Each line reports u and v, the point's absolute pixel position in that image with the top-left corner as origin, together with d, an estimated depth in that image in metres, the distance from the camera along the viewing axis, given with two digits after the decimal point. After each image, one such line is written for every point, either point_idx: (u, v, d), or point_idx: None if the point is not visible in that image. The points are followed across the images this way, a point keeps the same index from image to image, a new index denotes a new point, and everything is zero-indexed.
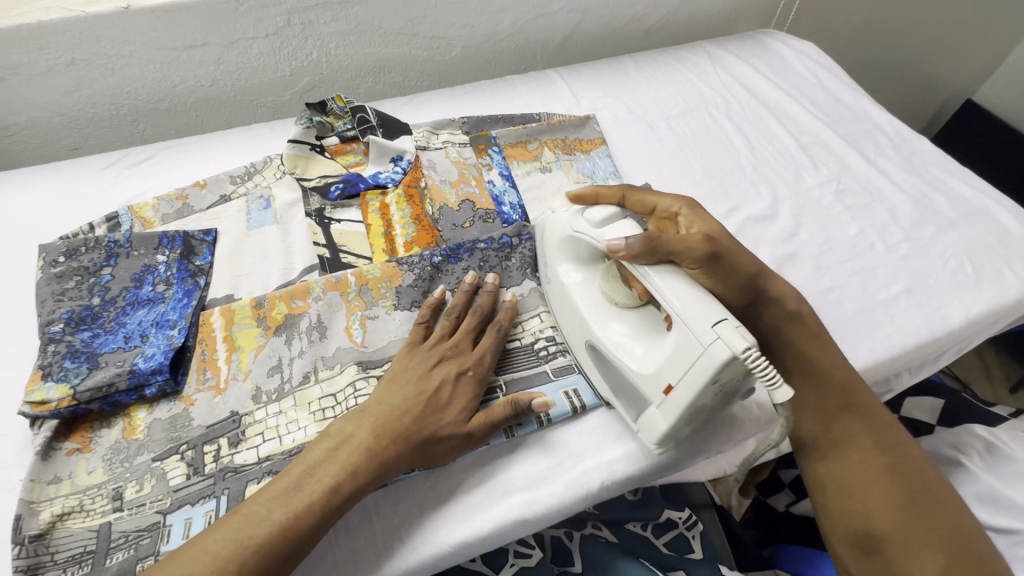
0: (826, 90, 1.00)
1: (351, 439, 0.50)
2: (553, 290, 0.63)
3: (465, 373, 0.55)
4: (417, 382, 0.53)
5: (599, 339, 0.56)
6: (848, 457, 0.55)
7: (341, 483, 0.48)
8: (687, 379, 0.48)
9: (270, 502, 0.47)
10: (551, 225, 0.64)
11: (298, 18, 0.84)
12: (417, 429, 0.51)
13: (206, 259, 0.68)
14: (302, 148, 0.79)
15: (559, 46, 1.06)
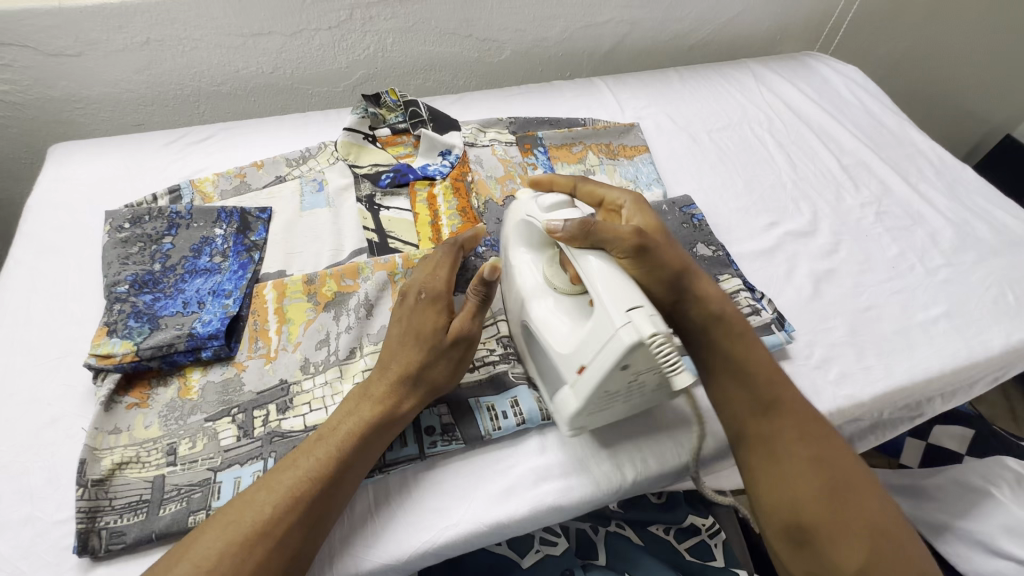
0: (868, 113, 1.01)
1: (363, 391, 0.52)
2: (505, 272, 0.61)
3: (419, 296, 0.54)
4: (396, 325, 0.54)
5: (530, 316, 0.56)
6: (776, 457, 0.50)
7: (356, 428, 0.49)
8: (600, 357, 0.48)
9: (283, 468, 0.47)
10: (508, 210, 0.62)
11: (360, 13, 0.87)
12: (412, 359, 0.52)
13: (261, 236, 0.71)
14: (355, 136, 0.81)
15: (605, 56, 1.08)
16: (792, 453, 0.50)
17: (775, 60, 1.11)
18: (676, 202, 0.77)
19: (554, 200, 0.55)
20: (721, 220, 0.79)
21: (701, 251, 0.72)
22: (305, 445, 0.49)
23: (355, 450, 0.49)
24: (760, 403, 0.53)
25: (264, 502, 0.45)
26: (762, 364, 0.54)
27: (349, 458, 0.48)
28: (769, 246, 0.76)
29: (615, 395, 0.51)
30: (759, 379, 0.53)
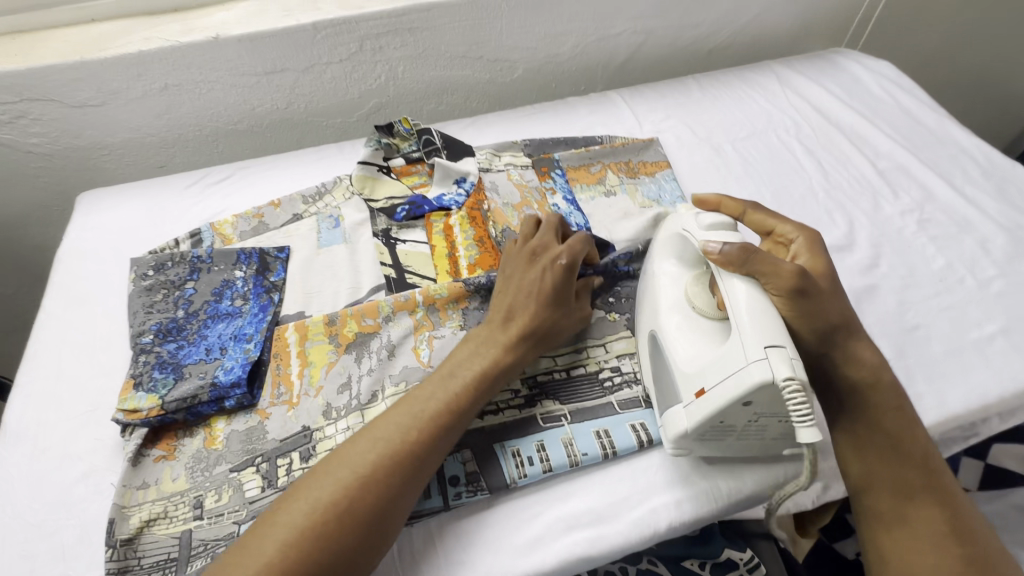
0: (905, 112, 0.95)
1: (488, 337, 0.57)
2: (648, 281, 0.61)
3: (559, 262, 0.60)
4: (522, 283, 0.59)
5: (659, 329, 0.56)
6: (915, 541, 0.49)
7: (488, 368, 0.55)
8: (722, 386, 0.48)
9: (394, 411, 0.52)
10: (668, 221, 0.63)
11: (370, 44, 0.87)
12: (540, 316, 0.58)
13: (280, 276, 0.71)
14: (370, 169, 0.81)
15: (620, 67, 1.05)
16: (933, 541, 0.48)
17: (798, 60, 1.07)
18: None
19: (715, 219, 0.55)
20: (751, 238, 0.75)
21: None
22: (412, 393, 0.53)
23: (471, 399, 0.53)
24: (904, 486, 0.51)
25: (371, 449, 0.49)
26: (916, 447, 0.52)
27: (457, 405, 0.53)
28: None
29: (729, 428, 0.51)
30: (909, 460, 0.51)
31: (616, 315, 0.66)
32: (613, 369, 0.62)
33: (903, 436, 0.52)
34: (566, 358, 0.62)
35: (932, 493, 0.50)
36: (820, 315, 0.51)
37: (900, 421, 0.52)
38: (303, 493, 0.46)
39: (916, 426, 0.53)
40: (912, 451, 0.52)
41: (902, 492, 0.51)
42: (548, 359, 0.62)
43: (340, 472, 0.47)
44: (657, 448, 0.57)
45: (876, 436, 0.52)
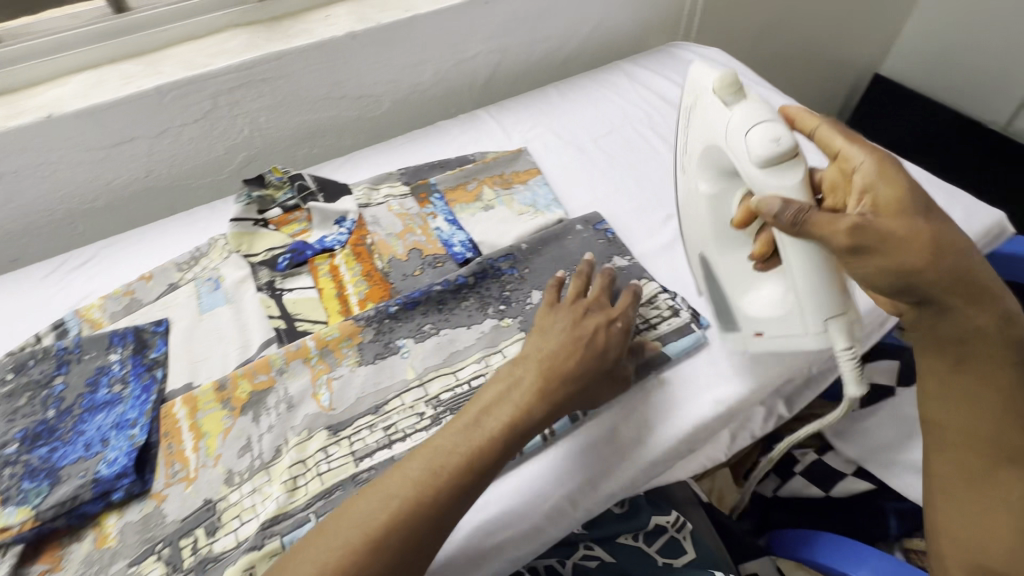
0: (737, 90, 1.06)
1: (521, 383, 0.56)
2: (687, 195, 0.67)
3: (610, 324, 0.61)
4: (572, 329, 0.60)
5: (715, 262, 0.64)
6: (986, 503, 0.52)
7: (517, 420, 0.54)
8: (788, 337, 0.58)
9: (410, 462, 0.51)
10: (703, 125, 0.61)
11: (224, 100, 0.86)
12: (576, 366, 0.57)
13: (161, 351, 0.68)
14: (245, 225, 0.80)
15: (484, 86, 1.10)
16: (1009, 504, 0.51)
17: (643, 57, 1.17)
18: (589, 220, 0.79)
19: (770, 150, 0.51)
20: (622, 225, 0.81)
21: (618, 263, 0.75)
22: (435, 437, 0.53)
23: (499, 449, 0.52)
24: (1009, 451, 0.52)
25: (382, 510, 0.48)
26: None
27: (482, 457, 0.52)
28: (671, 239, 0.79)
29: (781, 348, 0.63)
30: (1021, 424, 0.51)
31: (509, 320, 0.69)
32: None
33: (990, 406, 0.51)
34: (467, 371, 0.65)
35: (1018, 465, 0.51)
36: (886, 271, 0.47)
37: (1005, 387, 0.51)
38: (310, 550, 0.47)
39: (1022, 398, 0.51)
40: (1021, 419, 0.51)
41: (990, 464, 0.52)
42: (450, 377, 0.64)
43: (354, 527, 0.47)
44: (561, 438, 0.61)
45: (989, 396, 0.51)
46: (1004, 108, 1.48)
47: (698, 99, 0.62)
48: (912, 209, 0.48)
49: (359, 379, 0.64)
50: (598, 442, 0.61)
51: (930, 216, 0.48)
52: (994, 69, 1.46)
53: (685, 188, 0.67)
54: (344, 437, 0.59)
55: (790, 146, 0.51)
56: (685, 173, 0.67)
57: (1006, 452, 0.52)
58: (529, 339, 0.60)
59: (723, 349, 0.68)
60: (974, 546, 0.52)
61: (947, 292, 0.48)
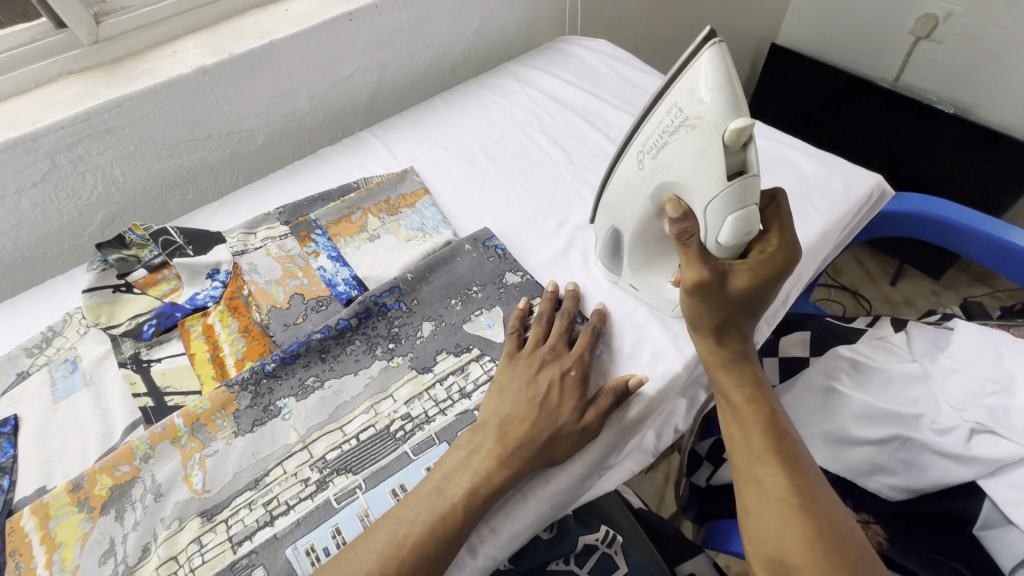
0: (625, 81, 1.05)
1: (480, 449, 0.54)
2: (630, 177, 0.61)
3: (568, 373, 0.59)
4: (529, 385, 0.58)
5: (620, 233, 0.65)
6: (761, 494, 0.52)
7: (477, 486, 0.52)
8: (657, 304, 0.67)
9: (372, 536, 0.50)
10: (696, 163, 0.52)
11: (64, 157, 0.78)
12: (535, 428, 0.55)
13: (8, 454, 0.60)
14: (103, 293, 0.73)
15: (369, 104, 1.05)
16: (777, 495, 0.51)
17: (531, 56, 1.14)
18: (477, 238, 0.75)
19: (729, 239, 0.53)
20: (514, 237, 0.78)
21: (511, 281, 0.72)
22: (398, 507, 0.52)
23: (462, 516, 0.51)
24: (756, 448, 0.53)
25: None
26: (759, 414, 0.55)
27: (448, 526, 0.51)
28: (564, 246, 0.77)
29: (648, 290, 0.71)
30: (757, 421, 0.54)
31: (399, 359, 0.65)
32: (404, 417, 0.61)
33: (746, 411, 0.55)
34: (355, 424, 0.60)
35: (786, 460, 0.52)
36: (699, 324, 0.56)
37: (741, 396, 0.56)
38: None
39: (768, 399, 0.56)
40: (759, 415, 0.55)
41: (756, 457, 0.53)
42: (336, 434, 0.60)
43: None
44: None
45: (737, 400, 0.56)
46: (891, 65, 1.54)
47: (695, 126, 0.52)
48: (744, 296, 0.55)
49: (235, 451, 0.58)
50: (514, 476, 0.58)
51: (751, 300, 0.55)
52: (878, 28, 1.51)
53: (633, 177, 0.60)
54: (221, 521, 0.54)
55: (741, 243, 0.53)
56: (639, 165, 0.59)
57: (758, 446, 0.53)
58: (490, 395, 0.59)
59: (631, 352, 0.65)
60: (765, 532, 0.50)
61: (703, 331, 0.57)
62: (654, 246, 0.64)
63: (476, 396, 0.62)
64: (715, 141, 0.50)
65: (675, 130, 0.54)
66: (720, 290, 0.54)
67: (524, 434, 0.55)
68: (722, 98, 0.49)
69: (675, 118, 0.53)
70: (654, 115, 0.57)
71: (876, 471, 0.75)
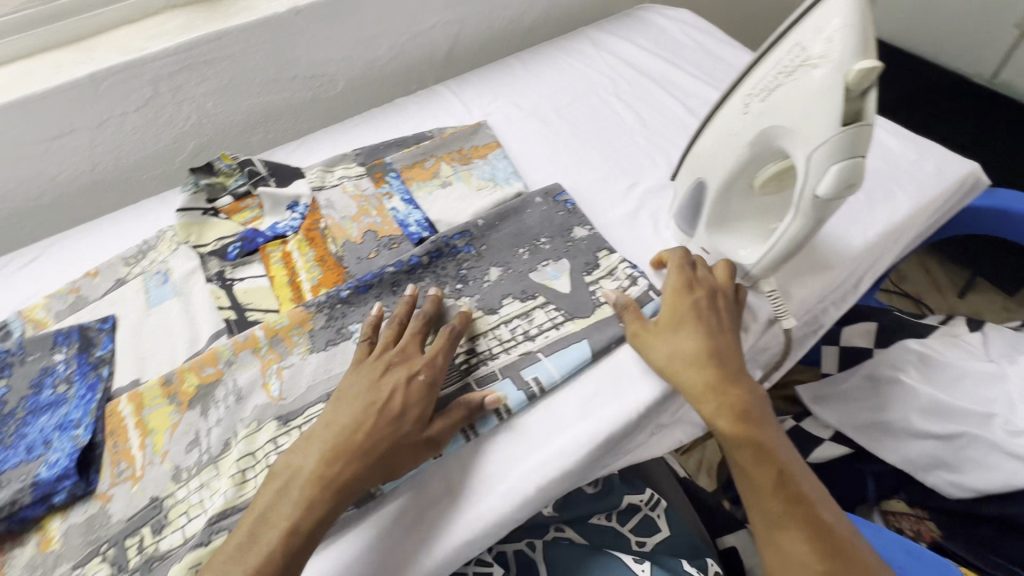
0: (706, 52, 1.02)
1: (301, 471, 0.50)
2: (726, 125, 0.56)
3: (415, 377, 0.55)
4: (367, 394, 0.54)
5: (705, 188, 0.60)
6: (786, 561, 0.48)
7: (304, 515, 0.48)
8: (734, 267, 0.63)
9: (240, 553, 0.47)
10: (813, 105, 0.47)
11: (165, 85, 0.82)
12: (395, 427, 0.53)
13: (107, 348, 0.66)
14: (194, 214, 0.77)
15: (445, 60, 1.06)
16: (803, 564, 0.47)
17: (609, 23, 1.12)
18: (548, 192, 0.76)
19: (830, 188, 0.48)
20: (583, 195, 0.79)
21: (579, 235, 0.72)
22: (274, 514, 0.48)
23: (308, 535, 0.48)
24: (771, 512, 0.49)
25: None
26: (769, 473, 0.50)
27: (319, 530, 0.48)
28: (633, 208, 0.76)
29: None
30: (765, 480, 0.50)
31: (466, 299, 0.67)
32: (469, 351, 0.62)
33: (752, 470, 0.51)
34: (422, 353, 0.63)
35: (800, 520, 0.48)
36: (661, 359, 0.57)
37: (749, 458, 0.51)
38: None
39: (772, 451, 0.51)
40: (765, 474, 0.50)
41: (769, 520, 0.49)
42: None
43: None
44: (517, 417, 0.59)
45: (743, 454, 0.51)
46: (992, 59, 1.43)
47: (819, 65, 0.46)
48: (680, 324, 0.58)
49: (309, 365, 0.62)
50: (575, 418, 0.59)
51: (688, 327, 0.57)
52: None
53: (731, 126, 0.55)
54: (295, 426, 0.58)
55: (841, 199, 0.49)
56: (743, 108, 0.54)
57: (774, 512, 0.49)
58: (339, 397, 0.55)
59: None
60: None
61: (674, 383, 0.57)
62: (735, 206, 0.60)
63: (540, 340, 0.63)
64: (836, 81, 0.45)
65: (792, 72, 0.49)
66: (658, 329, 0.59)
67: (353, 449, 0.51)
68: (852, 37, 0.44)
69: (794, 58, 0.48)
70: (771, 55, 0.51)
71: (937, 467, 0.73)
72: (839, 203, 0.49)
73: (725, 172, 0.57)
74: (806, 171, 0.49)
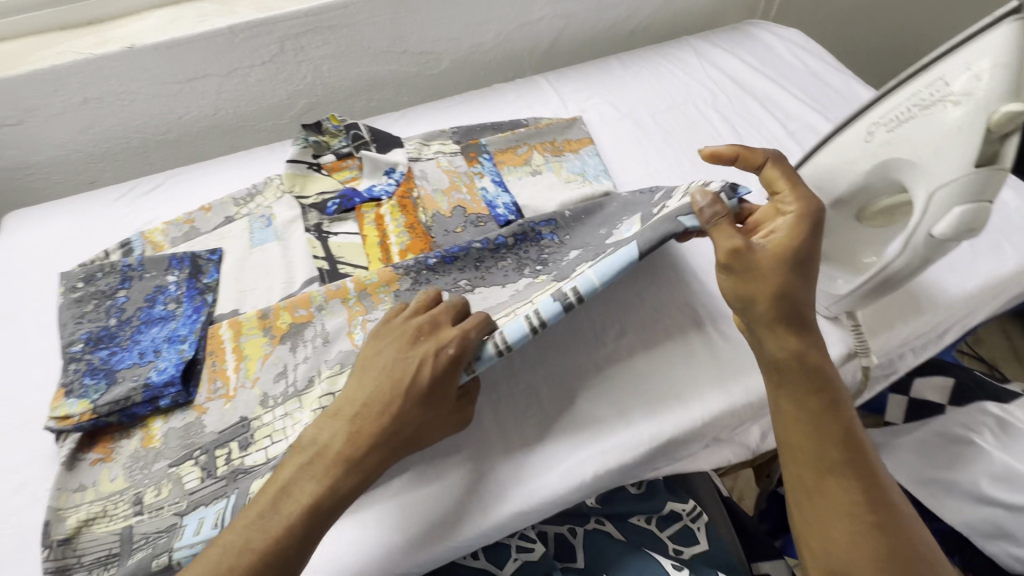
0: (814, 75, 1.00)
1: (326, 449, 0.50)
2: (840, 151, 0.55)
3: (442, 352, 0.53)
4: (394, 366, 0.53)
5: None
6: (827, 508, 0.49)
7: (321, 496, 0.48)
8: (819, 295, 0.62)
9: (262, 521, 0.47)
10: (950, 143, 0.47)
11: (291, 44, 0.88)
12: (417, 409, 0.52)
13: (213, 277, 0.72)
14: (300, 167, 0.83)
15: (546, 52, 1.08)
16: (847, 511, 0.48)
17: (714, 35, 1.11)
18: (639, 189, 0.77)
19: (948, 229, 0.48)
20: None
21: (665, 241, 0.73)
22: (296, 491, 0.49)
23: (323, 511, 0.48)
24: (825, 460, 0.49)
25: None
26: (835, 425, 0.50)
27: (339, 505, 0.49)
28: None
29: None
30: (828, 429, 0.50)
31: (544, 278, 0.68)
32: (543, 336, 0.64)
33: (819, 418, 0.50)
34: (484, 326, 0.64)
35: (852, 467, 0.49)
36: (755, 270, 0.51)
37: (818, 407, 0.51)
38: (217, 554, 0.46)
39: (838, 403, 0.51)
40: (830, 425, 0.50)
41: (821, 467, 0.49)
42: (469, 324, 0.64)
43: (238, 543, 0.47)
44: (581, 404, 0.61)
45: (809, 402, 0.51)
46: None
47: (960, 103, 0.47)
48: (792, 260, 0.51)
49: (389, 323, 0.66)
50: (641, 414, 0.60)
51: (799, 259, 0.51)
52: None
53: (847, 152, 0.54)
54: None
55: (956, 241, 0.49)
56: (864, 136, 0.53)
57: (828, 461, 0.49)
58: (362, 371, 0.54)
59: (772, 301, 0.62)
60: (834, 548, 0.48)
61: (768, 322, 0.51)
62: (833, 234, 0.60)
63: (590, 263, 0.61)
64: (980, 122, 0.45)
65: (928, 106, 0.49)
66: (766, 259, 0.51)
67: (375, 428, 0.51)
68: (1002, 80, 0.45)
69: (934, 93, 0.48)
70: (904, 86, 0.51)
71: (1000, 536, 0.70)
72: (951, 244, 0.50)
73: (832, 197, 0.56)
74: (925, 208, 0.50)
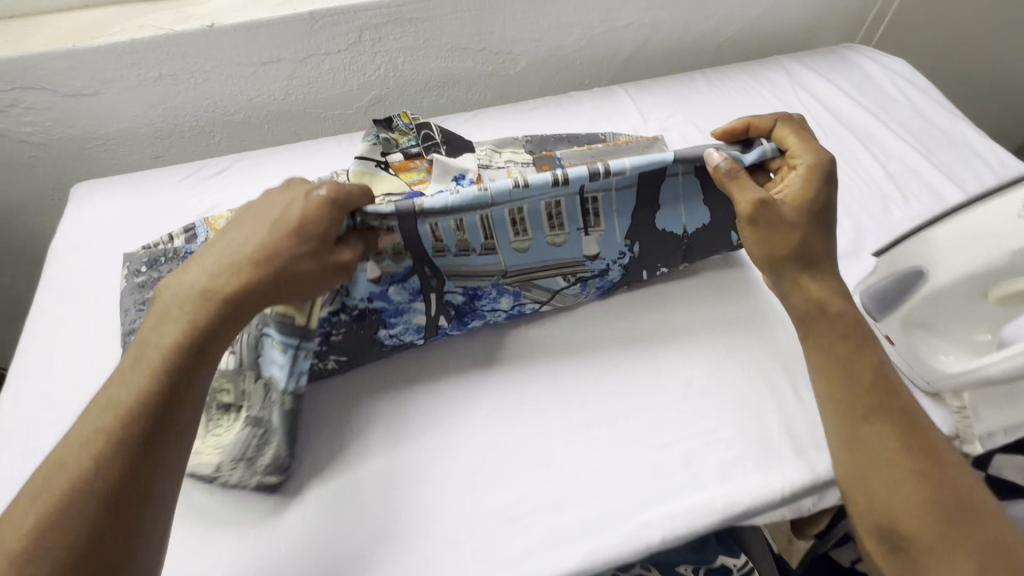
0: (919, 112, 0.92)
1: (189, 285, 0.49)
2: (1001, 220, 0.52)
3: (314, 193, 0.52)
4: (269, 211, 0.52)
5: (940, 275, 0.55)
6: (865, 454, 0.50)
7: (182, 335, 0.47)
8: (925, 366, 0.58)
9: (126, 374, 0.45)
10: None
11: (369, 34, 0.85)
12: (275, 243, 0.50)
13: None
14: (368, 164, 0.79)
15: (626, 61, 1.02)
16: (885, 456, 0.49)
17: (809, 57, 1.03)
18: None
19: None
20: None
21: (742, 295, 0.69)
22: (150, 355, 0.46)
23: (184, 356, 0.46)
24: (856, 408, 0.51)
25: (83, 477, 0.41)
26: (865, 371, 0.52)
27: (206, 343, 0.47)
28: None
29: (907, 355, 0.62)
30: (858, 378, 0.52)
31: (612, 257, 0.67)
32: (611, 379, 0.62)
33: (849, 363, 0.53)
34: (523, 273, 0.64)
35: (885, 412, 0.51)
36: (780, 229, 0.55)
37: (846, 351, 0.54)
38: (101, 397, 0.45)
39: (867, 348, 0.53)
40: (859, 373, 0.52)
41: (849, 415, 0.52)
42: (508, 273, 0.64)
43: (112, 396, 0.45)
44: (652, 458, 0.56)
45: (839, 349, 0.54)
46: None
47: None
48: (817, 214, 0.56)
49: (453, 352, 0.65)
50: (718, 481, 0.55)
51: (817, 220, 0.56)
52: None
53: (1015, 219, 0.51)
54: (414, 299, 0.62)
55: None
56: None
57: (860, 407, 0.51)
58: (225, 236, 0.52)
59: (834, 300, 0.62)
60: (878, 497, 0.48)
61: (794, 262, 0.55)
62: (957, 307, 0.56)
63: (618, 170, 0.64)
64: None
65: None
66: (783, 219, 0.55)
67: (235, 278, 0.49)
68: None
69: None
70: None
71: None
72: None
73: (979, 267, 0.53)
74: None
